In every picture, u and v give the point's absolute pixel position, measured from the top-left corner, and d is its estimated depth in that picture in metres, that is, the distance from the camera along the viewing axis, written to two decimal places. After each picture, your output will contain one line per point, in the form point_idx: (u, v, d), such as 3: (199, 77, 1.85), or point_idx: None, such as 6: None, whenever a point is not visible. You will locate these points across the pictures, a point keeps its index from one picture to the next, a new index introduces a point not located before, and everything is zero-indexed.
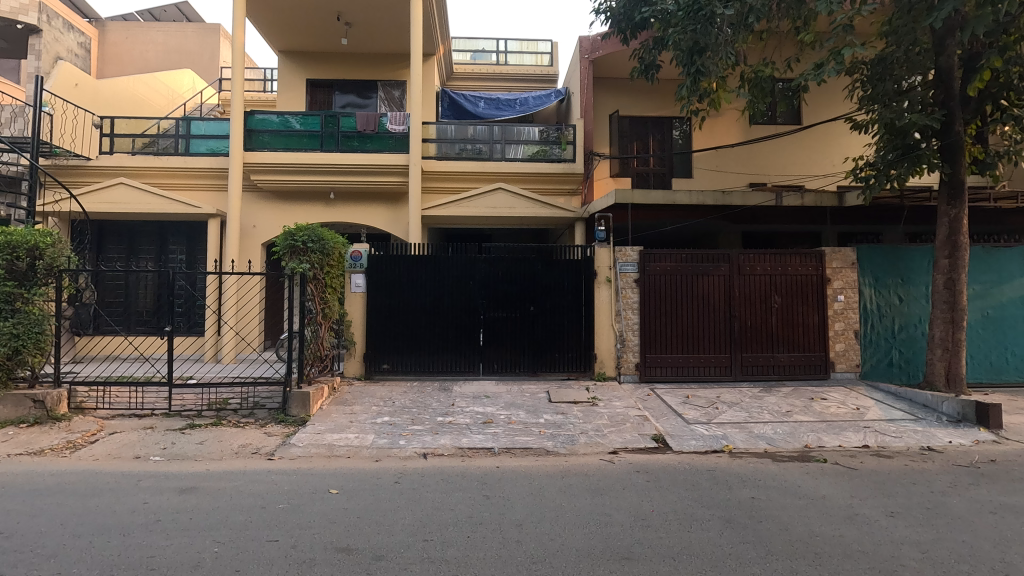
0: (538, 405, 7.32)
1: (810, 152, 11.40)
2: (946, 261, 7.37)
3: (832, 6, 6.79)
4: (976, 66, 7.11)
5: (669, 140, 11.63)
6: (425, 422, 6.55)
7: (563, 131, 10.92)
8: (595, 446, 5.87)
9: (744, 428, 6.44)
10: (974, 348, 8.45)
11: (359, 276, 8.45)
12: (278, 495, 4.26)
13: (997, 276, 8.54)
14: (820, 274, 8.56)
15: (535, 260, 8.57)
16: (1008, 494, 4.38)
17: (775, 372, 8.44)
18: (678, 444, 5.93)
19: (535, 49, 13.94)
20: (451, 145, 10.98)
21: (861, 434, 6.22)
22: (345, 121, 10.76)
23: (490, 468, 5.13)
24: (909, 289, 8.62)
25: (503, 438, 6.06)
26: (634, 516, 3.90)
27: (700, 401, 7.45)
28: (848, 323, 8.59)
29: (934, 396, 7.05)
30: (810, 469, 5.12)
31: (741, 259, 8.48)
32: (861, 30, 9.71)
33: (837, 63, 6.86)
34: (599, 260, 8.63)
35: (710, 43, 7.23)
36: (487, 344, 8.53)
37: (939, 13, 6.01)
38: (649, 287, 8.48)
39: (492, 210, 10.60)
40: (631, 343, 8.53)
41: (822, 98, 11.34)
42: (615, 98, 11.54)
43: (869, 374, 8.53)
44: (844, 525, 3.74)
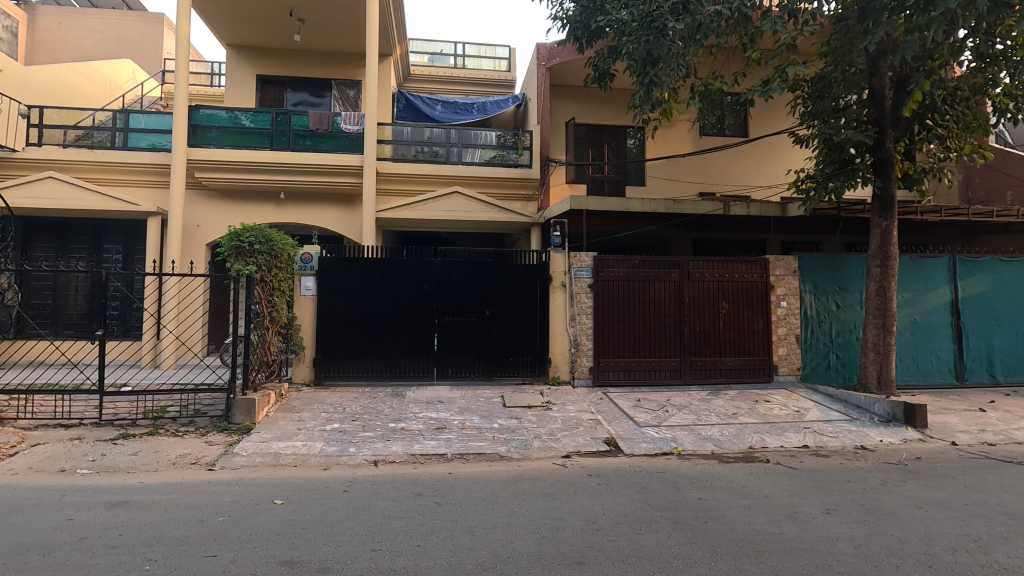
0: (493, 409, 7.30)
1: (756, 164, 11.87)
2: (878, 269, 7.81)
3: (777, 26, 7.09)
4: (906, 88, 7.53)
5: (624, 148, 11.83)
6: (377, 429, 6.41)
7: (520, 136, 11.00)
8: (548, 451, 5.90)
9: (692, 430, 6.62)
10: (904, 353, 8.99)
11: (309, 279, 8.23)
12: (217, 507, 4.06)
13: (923, 285, 9.12)
14: (764, 281, 8.90)
15: (491, 264, 8.57)
16: (933, 490, 4.66)
17: (722, 376, 8.71)
18: (629, 448, 6.03)
19: (493, 54, 13.97)
20: (406, 147, 10.85)
21: (801, 435, 6.51)
22: (297, 120, 10.46)
23: (443, 475, 5.06)
24: (846, 296, 9.14)
25: (456, 444, 6.00)
26: (586, 520, 3.93)
27: (651, 404, 7.60)
28: (790, 328, 8.98)
29: (868, 398, 7.43)
30: (754, 469, 5.30)
31: (691, 266, 8.72)
32: (803, 49, 10.18)
33: (783, 80, 7.14)
34: (554, 265, 8.69)
35: (662, 55, 7.41)
36: (442, 349, 8.44)
37: (872, 37, 6.38)
38: (602, 293, 8.61)
39: (449, 213, 10.54)
40: (585, 348, 8.63)
41: (767, 112, 11.84)
42: (571, 106, 11.69)
43: (809, 377, 8.95)
44: (785, 523, 3.89)
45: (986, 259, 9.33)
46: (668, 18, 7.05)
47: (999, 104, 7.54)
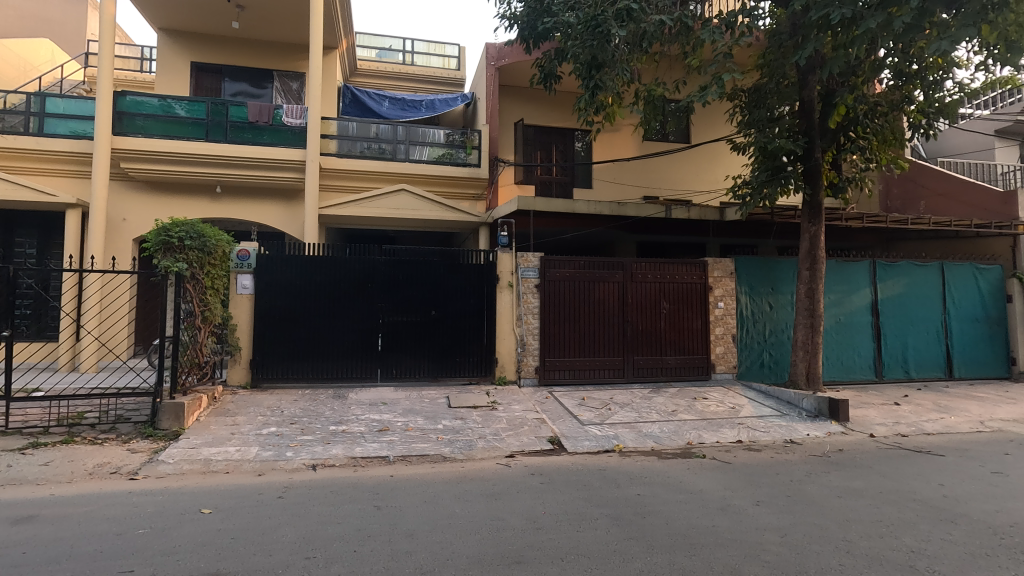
0: (437, 410, 7.21)
1: (697, 169, 12.30)
2: (807, 272, 8.24)
3: (715, 36, 7.36)
4: (832, 101, 7.98)
5: (572, 150, 11.99)
6: (316, 432, 6.21)
7: (468, 135, 10.98)
8: (492, 451, 5.89)
9: (634, 427, 6.78)
10: (831, 351, 9.54)
11: (246, 276, 7.94)
12: (136, 519, 3.82)
13: (847, 287, 9.71)
14: (703, 282, 9.23)
15: (438, 263, 8.49)
16: (852, 479, 4.97)
17: (663, 374, 8.97)
18: (572, 446, 6.11)
19: (442, 52, 13.85)
20: (352, 143, 10.59)
21: (735, 430, 6.79)
22: (235, 111, 10.02)
23: (384, 478, 4.96)
24: (778, 297, 9.62)
25: (399, 446, 5.89)
26: (527, 519, 3.94)
27: (595, 402, 7.73)
28: (727, 328, 9.34)
29: (797, 394, 7.81)
30: (691, 464, 5.48)
31: (635, 267, 8.94)
32: (740, 60, 10.63)
33: (719, 87, 7.41)
34: (502, 265, 8.72)
35: (607, 59, 7.54)
36: (386, 349, 8.28)
37: (802, 52, 6.73)
38: (549, 293, 8.69)
39: (395, 211, 10.37)
40: (532, 347, 8.68)
41: (707, 119, 12.30)
42: (520, 107, 11.72)
43: (745, 374, 9.33)
44: (718, 516, 4.04)
45: (903, 264, 10.05)
46: (612, 24, 7.19)
47: (915, 120, 8.12)
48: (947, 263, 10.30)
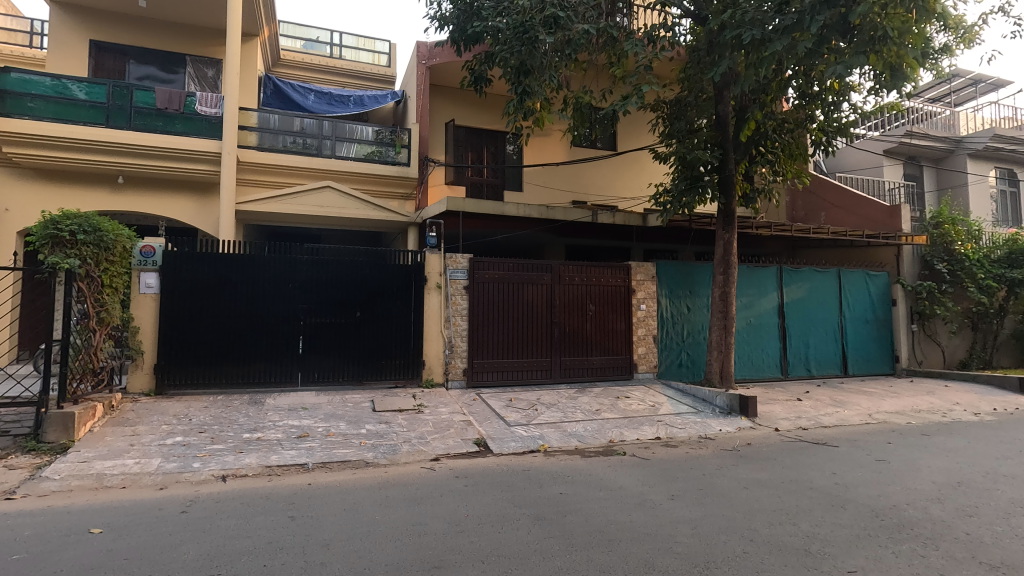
0: (361, 415, 7.00)
1: (623, 176, 12.73)
2: (721, 276, 8.74)
3: (637, 49, 7.65)
4: (744, 117, 8.52)
5: (503, 153, 12.06)
6: (228, 440, 5.85)
7: (397, 134, 10.77)
8: (417, 455, 5.80)
9: (559, 427, 6.91)
10: (742, 350, 10.16)
11: (151, 275, 7.37)
12: (10, 543, 3.43)
13: (757, 291, 10.38)
14: (627, 285, 9.56)
15: (364, 263, 8.27)
16: (758, 472, 5.30)
17: (588, 374, 9.19)
18: (498, 447, 6.13)
19: (372, 47, 13.47)
20: (273, 137, 10.10)
21: (654, 428, 7.07)
22: (141, 96, 9.26)
23: (301, 486, 4.75)
24: (695, 300, 10.16)
25: (319, 452, 5.67)
26: (450, 522, 3.91)
27: (522, 403, 7.79)
28: (649, 329, 9.71)
29: (711, 391, 8.22)
30: (612, 462, 5.65)
31: (562, 269, 9.11)
32: (662, 73, 11.12)
33: (639, 97, 7.70)
34: (430, 266, 8.63)
35: (535, 65, 7.66)
36: (308, 352, 7.95)
37: (717, 69, 7.16)
38: (477, 294, 8.68)
39: (320, 208, 10.08)
40: (460, 349, 8.63)
41: (632, 128, 12.76)
42: (451, 107, 11.62)
43: (665, 374, 9.75)
44: (635, 511, 4.18)
45: (805, 270, 10.88)
46: (539, 31, 7.30)
47: (816, 138, 8.80)
48: (843, 270, 11.27)
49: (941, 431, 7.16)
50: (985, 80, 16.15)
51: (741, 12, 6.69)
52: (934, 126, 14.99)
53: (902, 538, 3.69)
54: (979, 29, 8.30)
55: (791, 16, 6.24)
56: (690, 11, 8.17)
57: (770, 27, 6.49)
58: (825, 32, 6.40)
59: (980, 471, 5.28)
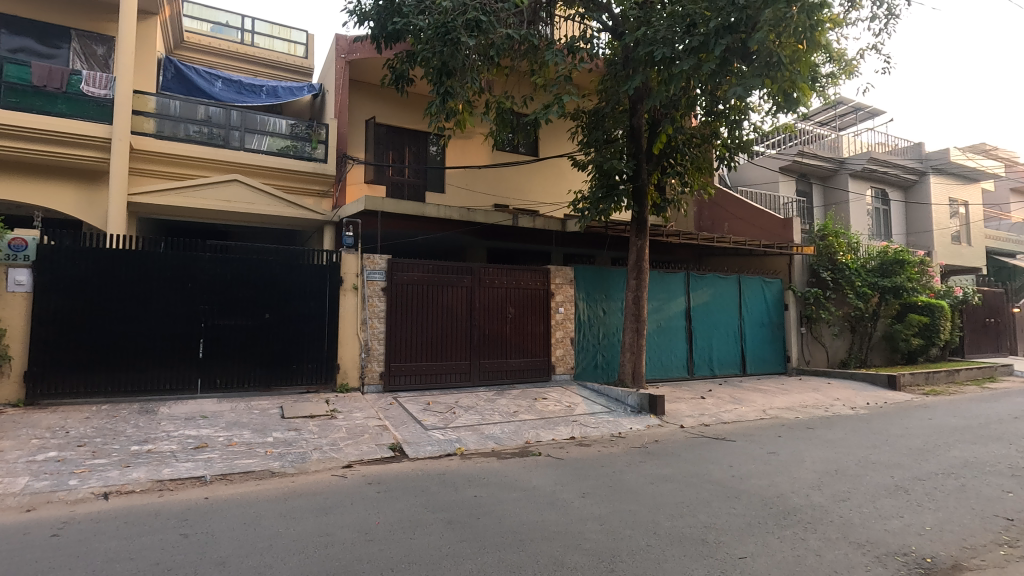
0: (267, 422, 6.64)
1: (544, 181, 12.99)
2: (634, 281, 9.14)
3: (558, 59, 7.83)
4: (657, 130, 8.97)
5: (426, 154, 11.92)
6: (113, 454, 5.34)
7: (314, 129, 10.36)
8: (328, 462, 5.58)
9: (476, 430, 6.92)
10: (652, 352, 10.67)
11: (22, 272, 6.60)
12: None
13: (667, 295, 10.96)
14: (545, 289, 9.74)
15: (274, 262, 7.87)
16: (663, 467, 5.59)
17: (507, 376, 9.26)
18: (414, 452, 6.04)
19: (288, 36, 12.91)
20: (174, 125, 9.38)
21: (569, 428, 7.26)
22: (14, 71, 8.32)
23: (197, 501, 4.42)
24: (610, 303, 10.57)
25: (219, 463, 5.31)
26: (359, 531, 3.79)
27: (439, 407, 7.72)
28: (566, 332, 9.94)
29: (623, 391, 8.56)
30: (527, 462, 5.74)
31: (482, 272, 9.14)
32: (582, 84, 11.48)
33: (560, 106, 7.86)
34: (346, 266, 8.35)
35: (457, 67, 7.62)
36: (209, 357, 7.43)
37: (631, 84, 7.50)
38: (395, 296, 8.51)
39: (226, 204, 9.46)
40: (377, 352, 8.40)
41: (552, 136, 13.08)
42: (372, 104, 11.33)
43: (581, 375, 10.05)
44: (547, 510, 4.27)
45: (709, 276, 11.63)
46: (462, 33, 7.29)
47: (720, 152, 9.45)
48: (743, 277, 12.15)
49: (822, 424, 7.90)
50: (864, 108, 18.09)
51: (653, 32, 7.13)
52: (822, 148, 16.57)
53: (786, 523, 4.02)
54: (858, 62, 9.28)
55: (698, 38, 6.68)
56: (608, 25, 8.51)
57: (678, 46, 6.91)
58: (727, 55, 6.86)
59: (854, 459, 5.87)
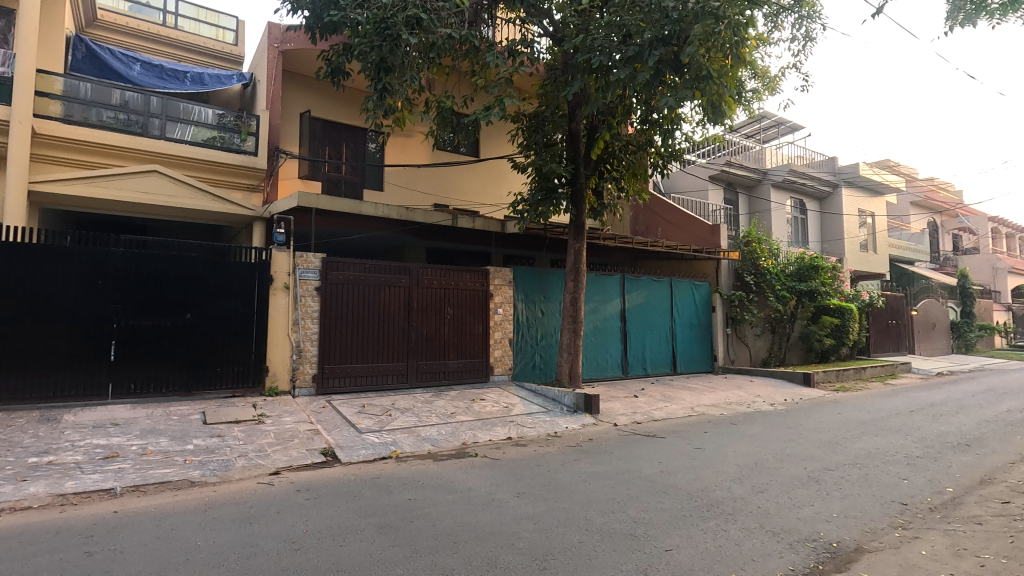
0: (188, 429, 6.26)
1: (485, 182, 13.00)
2: (572, 283, 9.31)
3: (498, 60, 7.86)
4: (595, 135, 9.19)
5: (363, 150, 11.65)
6: (7, 467, 4.86)
7: (243, 120, 9.85)
8: (254, 470, 5.33)
9: (412, 432, 6.83)
10: (589, 352, 10.92)
11: None
12: None
13: (603, 297, 11.24)
14: (484, 290, 9.75)
15: (197, 260, 7.46)
16: (597, 464, 5.73)
17: (445, 378, 9.18)
18: (347, 456, 5.88)
19: (216, 21, 12.26)
20: (88, 109, 8.69)
21: (506, 428, 7.30)
22: None
23: (105, 515, 4.10)
24: (548, 304, 10.71)
25: (131, 474, 4.95)
26: (285, 540, 3.65)
27: (375, 409, 7.56)
28: (505, 333, 9.99)
29: (559, 391, 8.70)
30: (463, 464, 5.72)
31: (420, 272, 9.03)
32: (523, 87, 11.58)
33: (501, 109, 7.89)
34: (277, 264, 8.01)
35: (396, 64, 7.47)
36: (122, 360, 6.92)
37: (570, 90, 7.65)
38: (329, 296, 8.25)
39: (143, 196, 8.82)
40: (309, 354, 8.09)
41: (493, 136, 13.11)
42: (307, 97, 10.94)
43: (519, 375, 10.12)
44: (481, 511, 4.27)
45: (643, 279, 12.04)
46: (401, 30, 7.15)
47: (655, 160, 9.71)
48: (674, 280, 12.66)
49: (745, 420, 8.36)
50: (785, 123, 19.30)
51: (591, 39, 7.30)
52: (747, 159, 17.53)
53: (709, 516, 4.22)
54: (779, 80, 9.90)
55: (633, 49, 6.90)
56: (548, 31, 8.67)
57: (615, 56, 7.12)
58: (661, 67, 7.10)
59: (772, 452, 6.24)
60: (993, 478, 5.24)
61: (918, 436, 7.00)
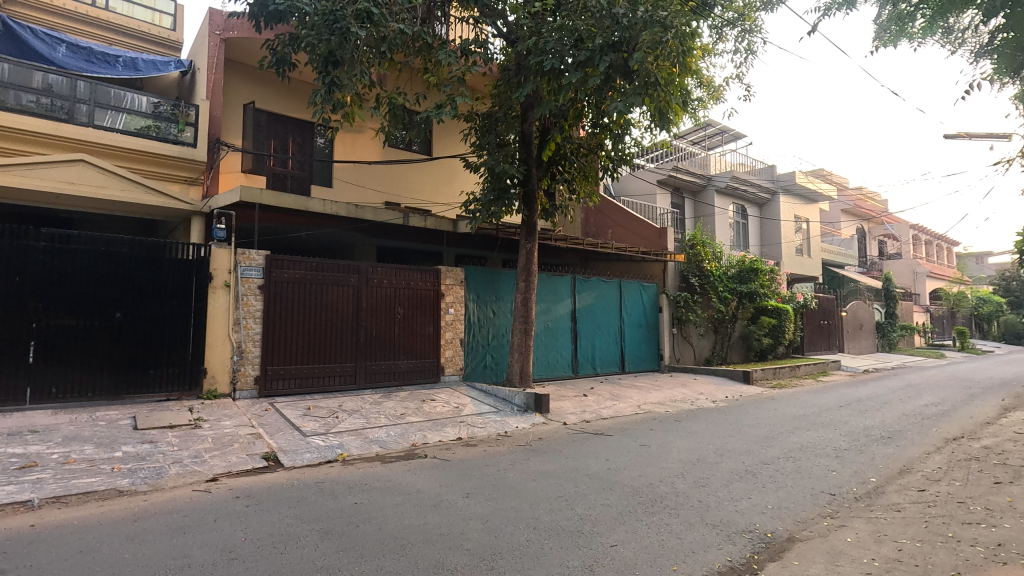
0: (116, 435, 5.89)
1: (437, 181, 12.89)
2: (523, 283, 9.37)
3: (450, 59, 7.81)
4: (547, 137, 9.28)
5: (311, 145, 11.35)
6: None
7: (180, 109, 9.36)
8: (189, 476, 5.08)
9: (360, 434, 6.69)
10: (540, 352, 11.02)
11: None
12: None
13: (554, 297, 11.37)
14: (436, 289, 9.67)
15: (128, 255, 7.05)
16: (546, 463, 5.79)
17: (394, 379, 9.04)
18: (290, 460, 5.70)
19: (151, 3, 11.53)
20: (5, 91, 8.04)
21: (456, 429, 7.27)
22: None
23: (18, 530, 3.79)
24: (500, 305, 10.74)
25: (51, 485, 4.61)
26: (222, 550, 3.49)
27: (321, 412, 7.35)
28: (456, 333, 9.93)
29: (510, 391, 8.73)
30: (412, 465, 5.65)
31: (370, 271, 8.86)
32: (476, 86, 11.57)
33: (453, 108, 7.84)
34: (217, 262, 7.68)
35: (346, 57, 7.29)
36: (42, 362, 6.44)
37: (523, 91, 7.68)
38: (273, 295, 7.97)
39: (68, 186, 8.16)
40: (251, 355, 7.79)
41: (446, 135, 13.03)
42: (251, 88, 10.54)
43: (470, 376, 10.11)
44: (429, 513, 4.23)
45: (593, 280, 12.26)
46: (351, 23, 6.99)
47: (605, 163, 9.89)
48: (623, 281, 12.96)
49: (688, 417, 8.66)
50: (728, 131, 20.13)
51: (544, 42, 7.35)
52: (693, 165, 18.17)
53: (653, 511, 4.34)
54: (723, 90, 10.29)
55: (584, 54, 7.02)
56: (502, 32, 8.66)
57: (566, 60, 7.20)
58: (612, 72, 7.14)
59: (713, 448, 6.49)
60: (911, 468, 5.64)
61: (846, 430, 7.45)
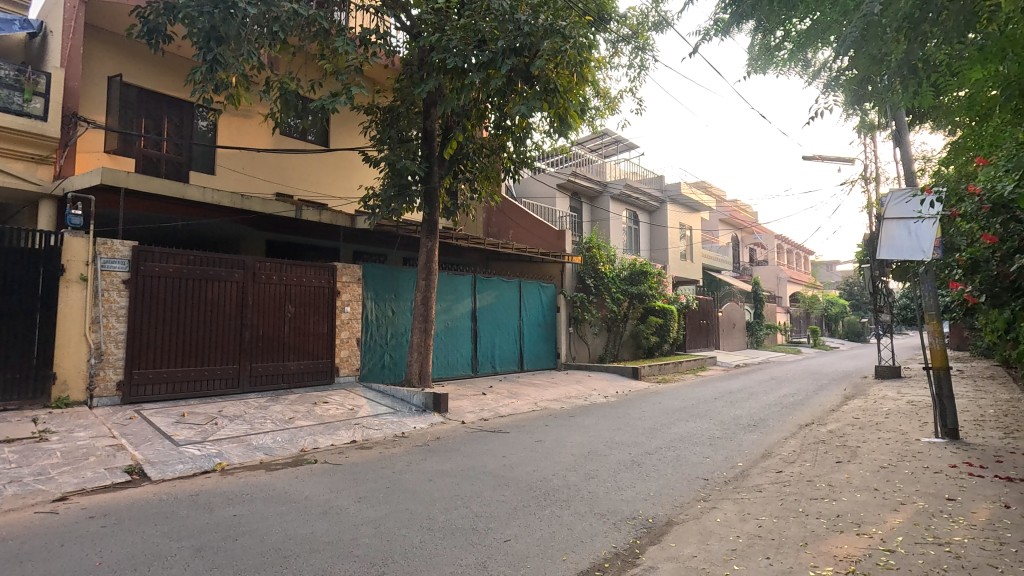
0: None
1: (334, 173, 12.34)
2: (423, 282, 9.25)
3: (348, 48, 7.47)
4: (449, 135, 9.23)
5: (191, 127, 10.40)
6: None
7: (27, 77, 7.92)
8: (31, 497, 4.43)
9: (242, 441, 6.23)
10: (440, 351, 10.94)
11: None
12: None
13: (455, 296, 11.34)
14: (330, 287, 9.25)
15: None
16: (442, 463, 5.76)
17: (283, 381, 8.51)
18: (159, 473, 5.16)
19: None
20: None
21: (350, 431, 7.01)
22: None
23: None
24: (399, 303, 10.52)
25: None
26: None
27: (197, 418, 6.75)
28: (352, 332, 9.56)
29: (408, 391, 8.57)
30: (300, 472, 5.36)
31: (256, 267, 8.26)
32: (375, 78, 11.24)
33: (349, 98, 7.54)
34: (71, 252, 6.77)
35: (231, 35, 6.76)
36: None
37: (425, 87, 7.55)
38: (141, 290, 7.18)
39: None
40: (113, 358, 6.97)
41: (344, 126, 12.50)
42: (117, 59, 9.42)
43: (367, 377, 9.79)
44: (317, 520, 4.04)
45: (494, 279, 12.38)
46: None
47: (507, 165, 9.99)
48: (523, 281, 13.23)
49: (581, 412, 9.04)
50: (623, 142, 21.33)
51: (447, 40, 7.28)
52: (590, 171, 19.02)
53: (545, 504, 4.47)
54: (618, 102, 10.86)
55: (487, 55, 7.07)
56: (405, 25, 8.48)
57: (469, 60, 7.19)
58: (513, 75, 7.31)
59: (603, 441, 6.83)
60: (771, 452, 6.31)
61: (719, 420, 8.18)
